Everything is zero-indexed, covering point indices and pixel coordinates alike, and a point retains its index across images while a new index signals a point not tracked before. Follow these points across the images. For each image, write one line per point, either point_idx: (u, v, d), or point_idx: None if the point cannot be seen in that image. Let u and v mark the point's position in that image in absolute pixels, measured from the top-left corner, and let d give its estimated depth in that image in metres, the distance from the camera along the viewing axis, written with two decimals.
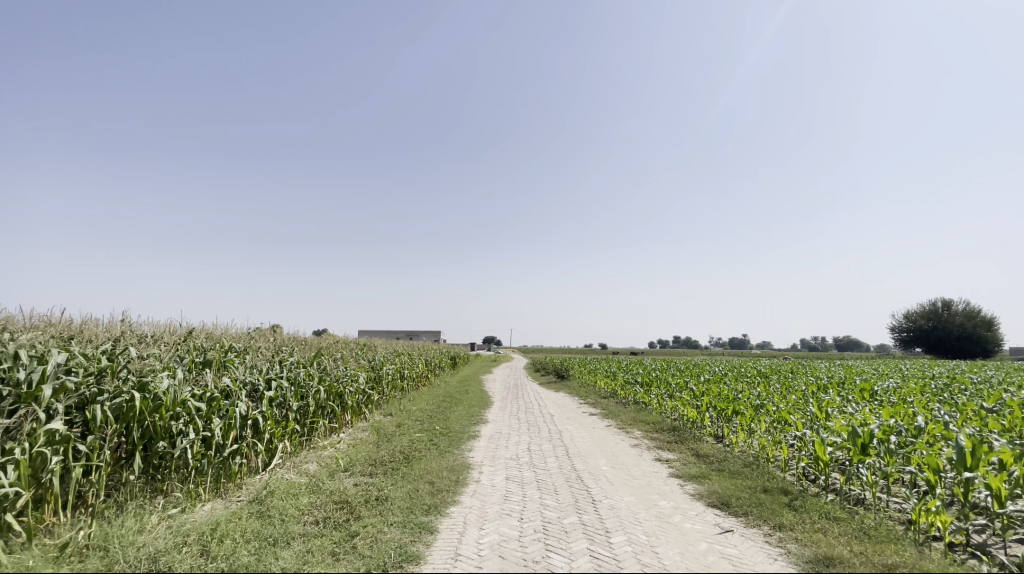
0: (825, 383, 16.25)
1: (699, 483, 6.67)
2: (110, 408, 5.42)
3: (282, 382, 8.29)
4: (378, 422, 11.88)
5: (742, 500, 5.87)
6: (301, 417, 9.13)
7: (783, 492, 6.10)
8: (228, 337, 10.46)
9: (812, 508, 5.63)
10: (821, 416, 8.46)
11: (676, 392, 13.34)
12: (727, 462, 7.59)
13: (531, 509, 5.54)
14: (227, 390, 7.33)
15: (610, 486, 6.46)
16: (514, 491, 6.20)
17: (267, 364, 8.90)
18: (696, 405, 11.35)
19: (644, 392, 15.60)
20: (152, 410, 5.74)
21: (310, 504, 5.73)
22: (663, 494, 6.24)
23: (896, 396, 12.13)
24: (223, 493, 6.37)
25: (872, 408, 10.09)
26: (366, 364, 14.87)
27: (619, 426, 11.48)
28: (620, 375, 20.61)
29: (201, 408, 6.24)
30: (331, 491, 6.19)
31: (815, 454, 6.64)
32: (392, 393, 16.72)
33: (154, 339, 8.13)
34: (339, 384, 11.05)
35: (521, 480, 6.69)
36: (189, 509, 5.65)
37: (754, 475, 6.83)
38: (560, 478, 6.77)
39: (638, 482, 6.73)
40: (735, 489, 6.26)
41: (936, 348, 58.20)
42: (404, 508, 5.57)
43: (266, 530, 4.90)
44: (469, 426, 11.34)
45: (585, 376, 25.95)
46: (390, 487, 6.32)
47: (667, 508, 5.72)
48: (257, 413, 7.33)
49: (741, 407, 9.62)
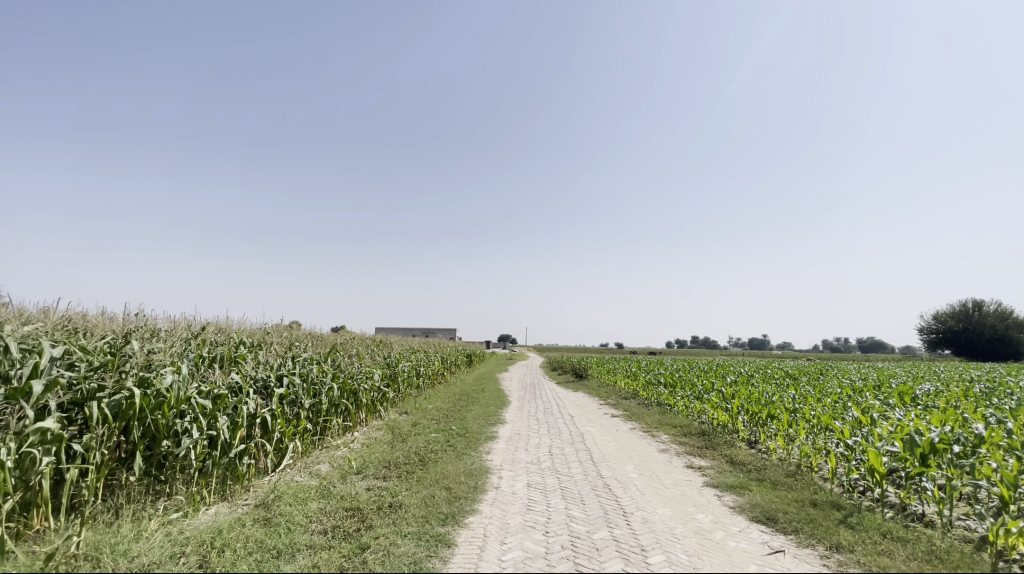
0: (862, 385, 15.40)
1: (738, 494, 6.12)
2: (108, 405, 5.14)
3: (294, 379, 7.94)
4: (393, 420, 11.53)
5: (789, 514, 5.34)
6: (314, 415, 8.81)
7: (835, 507, 5.54)
8: (240, 332, 10.20)
9: (870, 527, 5.08)
10: (867, 422, 7.84)
11: (704, 394, 12.71)
12: (767, 472, 7.01)
13: (557, 521, 5.07)
14: (237, 386, 6.99)
15: (641, 496, 5.96)
16: (538, 500, 5.74)
17: (279, 360, 8.57)
18: (726, 408, 10.75)
19: (669, 393, 14.98)
20: (154, 407, 5.41)
21: (319, 511, 5.34)
22: (700, 506, 5.72)
23: (944, 401, 11.33)
24: (229, 496, 6.02)
25: (921, 414, 9.35)
26: (382, 361, 14.56)
27: (644, 429, 10.90)
28: (642, 375, 20.01)
29: (206, 405, 5.91)
30: (342, 497, 5.79)
31: (869, 466, 6.05)
32: (408, 392, 16.40)
33: (163, 334, 7.90)
34: (353, 382, 10.70)
35: (544, 487, 6.22)
36: (191, 514, 5.34)
37: (799, 487, 6.26)
38: (587, 486, 6.29)
39: (671, 491, 6.23)
40: (779, 503, 5.72)
41: (968, 351, 56.15)
42: (419, 518, 5.16)
43: (270, 540, 4.53)
44: (486, 427, 10.90)
45: (605, 375, 25.36)
46: (404, 492, 5.91)
47: (706, 522, 5.22)
48: (267, 411, 6.98)
49: (777, 411, 9.01)
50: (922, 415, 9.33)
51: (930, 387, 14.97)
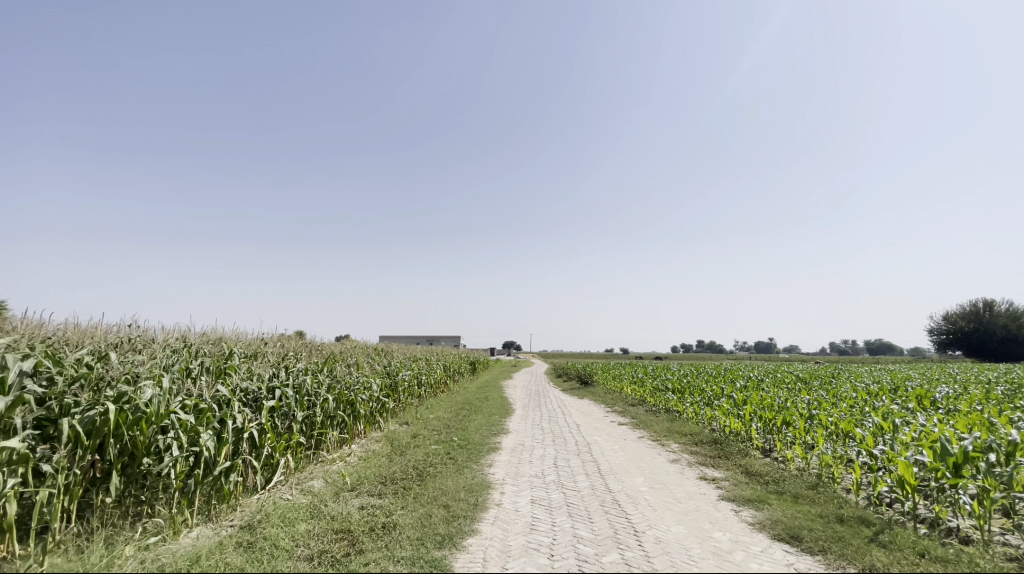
0: (876, 389, 14.92)
1: (757, 509, 5.72)
2: (81, 423, 4.81)
3: (286, 390, 7.59)
4: (393, 432, 11.17)
5: (814, 532, 4.93)
6: (308, 428, 8.46)
7: (863, 523, 5.12)
8: (234, 343, 9.90)
9: (903, 545, 4.67)
10: (890, 428, 7.41)
11: (714, 400, 12.28)
12: (785, 484, 6.59)
13: (563, 542, 4.69)
14: (224, 399, 6.64)
15: (653, 513, 5.57)
16: (542, 518, 5.34)
17: (271, 371, 8.23)
18: (737, 415, 10.34)
19: (677, 399, 14.56)
20: (132, 424, 5.07)
21: (306, 534, 4.98)
22: (717, 523, 5.32)
23: (966, 404, 10.87)
24: (214, 517, 5.66)
25: (945, 419, 8.89)
26: (382, 370, 14.23)
27: (653, 438, 10.48)
28: (649, 381, 19.59)
29: (189, 420, 5.56)
30: (333, 517, 5.42)
31: (898, 477, 5.63)
32: (409, 401, 16.03)
33: (150, 346, 7.60)
34: (351, 392, 10.36)
35: (549, 503, 5.83)
36: (170, 538, 4.99)
37: (822, 500, 5.84)
38: (594, 502, 5.90)
39: (684, 507, 5.83)
40: (801, 518, 5.31)
41: (979, 351, 55.34)
42: (414, 540, 4.78)
43: (250, 568, 4.17)
44: (489, 438, 10.50)
45: (611, 381, 24.94)
46: (399, 512, 5.54)
47: (724, 542, 4.82)
48: (256, 425, 6.63)
49: (792, 417, 8.59)
50: (945, 420, 8.89)
51: (947, 389, 14.49)
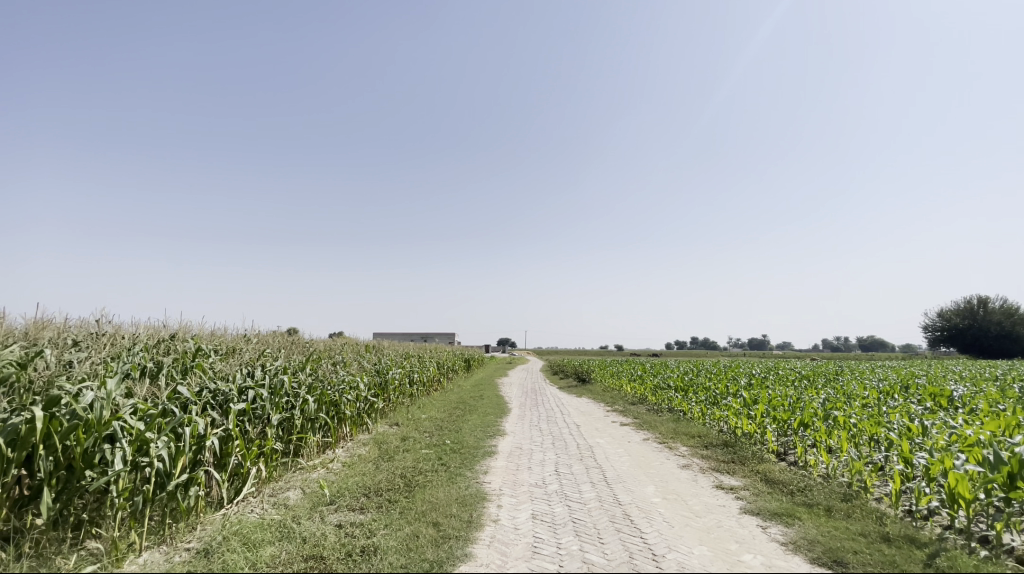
0: (887, 386, 14.33)
1: (787, 525, 5.07)
2: (3, 433, 4.10)
3: (259, 391, 6.85)
4: (381, 434, 10.47)
5: (861, 556, 4.28)
6: (285, 433, 7.74)
7: (914, 544, 4.54)
8: (205, 338, 9.13)
9: (967, 571, 4.01)
10: (922, 431, 6.78)
11: (721, 399, 11.64)
12: (814, 494, 5.93)
13: (572, 570, 4.02)
14: (185, 402, 5.90)
15: (671, 531, 4.90)
16: (546, 539, 4.67)
17: (243, 370, 7.48)
18: (749, 415, 9.69)
19: (681, 398, 13.91)
20: (66, 432, 4.33)
21: (270, 561, 4.26)
22: (744, 543, 4.67)
23: (987, 402, 10.33)
24: (169, 538, 4.93)
25: (976, 420, 8.25)
26: (370, 368, 13.48)
27: (659, 441, 9.82)
28: (649, 378, 18.99)
29: (137, 427, 4.82)
30: (305, 538, 4.71)
31: (949, 490, 5.00)
32: (399, 401, 15.36)
33: (103, 343, 6.81)
34: (334, 392, 9.62)
35: (552, 519, 5.16)
36: (110, 568, 4.27)
37: (860, 515, 5.22)
38: (604, 518, 5.22)
39: (704, 523, 5.17)
40: (840, 538, 4.67)
41: (974, 349, 55.28)
42: (396, 567, 4.08)
43: None
44: (484, 440, 9.81)
45: (609, 379, 24.37)
46: (382, 531, 4.84)
47: (756, 567, 4.17)
48: (220, 432, 5.87)
49: (811, 419, 7.97)
50: (972, 421, 8.31)
51: (960, 387, 13.96)
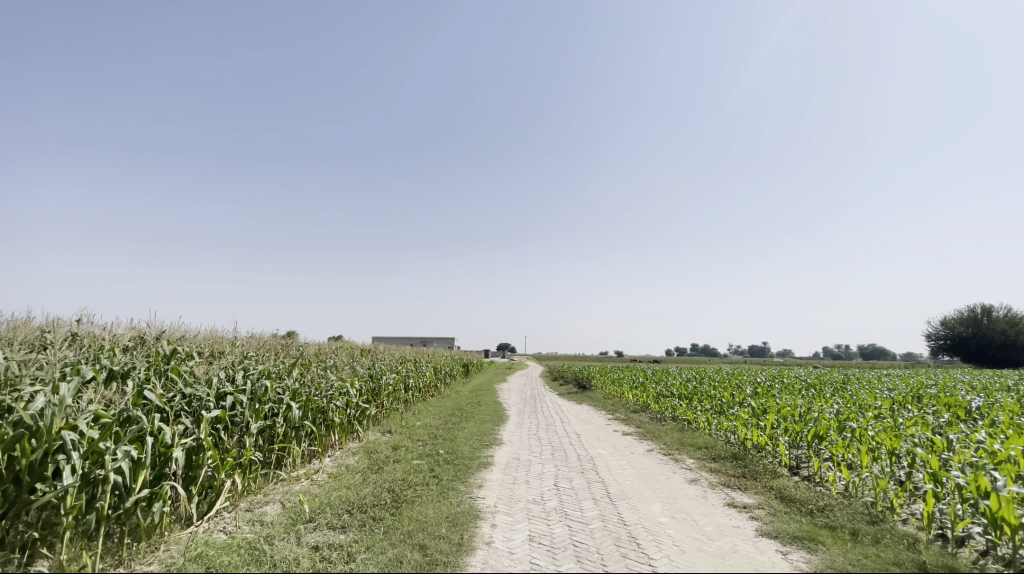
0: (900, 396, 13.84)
1: (810, 551, 4.59)
2: None
3: (237, 395, 6.40)
4: (371, 443, 9.96)
5: None
6: (266, 442, 7.26)
7: None
8: (186, 338, 8.65)
9: None
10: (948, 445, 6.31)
11: (728, 409, 11.15)
12: (836, 515, 5.45)
13: None
14: (154, 409, 5.45)
15: (682, 557, 4.43)
16: (544, 565, 4.18)
17: (222, 373, 7.03)
18: (759, 426, 9.21)
19: (686, 407, 13.40)
20: (9, 443, 3.88)
21: None
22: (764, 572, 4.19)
23: (1008, 415, 9.82)
24: (127, 559, 4.46)
25: (1000, 433, 7.76)
26: (363, 373, 12.98)
27: (665, 452, 9.32)
28: (651, 385, 18.48)
29: (94, 436, 4.36)
30: (275, 563, 4.22)
31: (991, 515, 4.51)
32: (393, 407, 14.85)
33: (70, 345, 6.34)
34: (322, 399, 9.14)
35: (551, 542, 4.68)
36: None
37: (890, 541, 4.74)
38: (608, 541, 4.73)
39: (718, 547, 4.71)
40: (871, 568, 4.18)
41: (978, 358, 54.74)
42: None
43: None
44: (479, 450, 9.32)
45: (609, 385, 23.90)
46: (363, 555, 4.36)
47: None
48: (192, 441, 5.42)
49: (827, 431, 7.49)
50: (997, 433, 7.84)
51: (974, 397, 13.41)
